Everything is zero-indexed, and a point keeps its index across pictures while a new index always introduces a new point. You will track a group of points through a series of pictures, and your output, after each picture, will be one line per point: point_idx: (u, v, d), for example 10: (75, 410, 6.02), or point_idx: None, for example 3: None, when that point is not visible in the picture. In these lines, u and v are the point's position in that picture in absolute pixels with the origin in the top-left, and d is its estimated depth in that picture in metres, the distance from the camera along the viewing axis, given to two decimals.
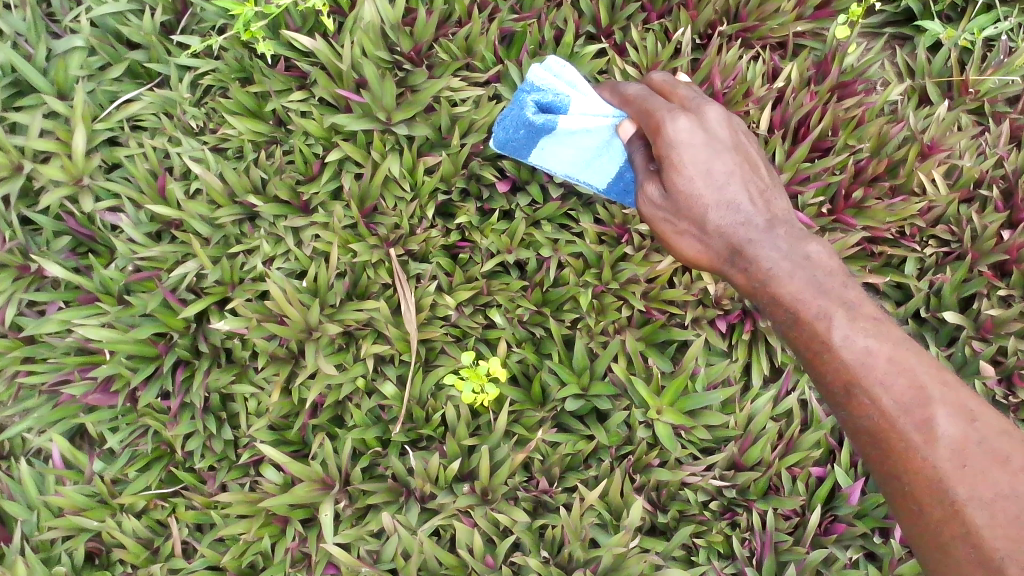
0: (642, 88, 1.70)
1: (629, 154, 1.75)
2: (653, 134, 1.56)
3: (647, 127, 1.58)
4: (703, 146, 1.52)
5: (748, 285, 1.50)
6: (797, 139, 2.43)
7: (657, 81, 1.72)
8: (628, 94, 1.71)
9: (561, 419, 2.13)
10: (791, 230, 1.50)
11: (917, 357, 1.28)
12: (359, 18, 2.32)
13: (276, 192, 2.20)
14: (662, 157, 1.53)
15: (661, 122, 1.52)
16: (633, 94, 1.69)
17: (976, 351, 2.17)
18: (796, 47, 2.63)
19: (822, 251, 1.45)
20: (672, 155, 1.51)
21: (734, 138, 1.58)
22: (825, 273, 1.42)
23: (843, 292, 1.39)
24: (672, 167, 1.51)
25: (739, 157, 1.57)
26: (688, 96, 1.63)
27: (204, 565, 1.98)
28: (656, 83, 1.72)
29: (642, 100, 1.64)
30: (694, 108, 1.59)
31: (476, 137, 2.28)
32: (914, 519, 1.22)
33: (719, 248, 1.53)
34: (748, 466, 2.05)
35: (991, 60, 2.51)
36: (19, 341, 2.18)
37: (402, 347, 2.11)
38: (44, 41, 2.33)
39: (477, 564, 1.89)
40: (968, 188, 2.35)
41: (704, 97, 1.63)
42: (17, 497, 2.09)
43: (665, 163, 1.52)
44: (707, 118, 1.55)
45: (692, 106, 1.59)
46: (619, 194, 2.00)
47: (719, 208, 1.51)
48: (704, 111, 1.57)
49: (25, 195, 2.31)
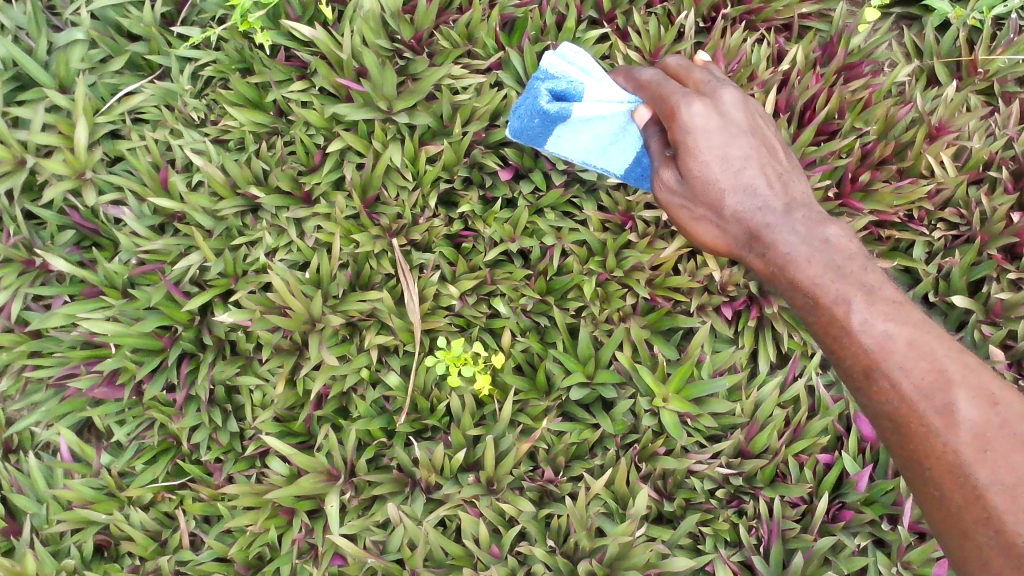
0: (656, 72, 1.68)
1: (645, 140, 1.74)
2: (668, 119, 1.56)
3: (662, 113, 1.58)
4: (718, 131, 1.51)
5: (766, 270, 1.48)
6: (803, 123, 2.40)
7: (672, 64, 1.70)
8: (643, 79, 1.70)
9: (566, 408, 2.11)
10: (809, 214, 1.47)
11: (938, 339, 1.26)
12: (359, 6, 2.29)
13: (278, 183, 2.19)
14: (679, 143, 1.52)
15: (677, 108, 1.52)
16: (648, 79, 1.67)
17: (986, 336, 2.14)
18: (802, 29, 2.59)
19: (841, 234, 1.43)
20: (688, 141, 1.50)
21: (750, 121, 1.56)
22: (843, 255, 1.39)
23: (862, 275, 1.36)
24: (688, 153, 1.50)
25: (756, 141, 1.55)
26: (703, 79, 1.61)
27: (212, 557, 2.00)
28: (670, 66, 1.70)
29: (657, 85, 1.63)
30: (709, 93, 1.57)
31: (478, 125, 2.26)
32: (935, 505, 1.20)
33: (737, 233, 1.51)
34: (755, 453, 2.04)
35: (1001, 39, 2.47)
36: (26, 336, 2.19)
37: (406, 337, 2.10)
38: (45, 35, 2.32)
39: (482, 554, 1.88)
40: (978, 170, 2.31)
41: (720, 79, 1.61)
42: (26, 490, 2.10)
43: (681, 148, 1.51)
44: (723, 102, 1.54)
45: (708, 90, 1.58)
46: (638, 179, 1.95)
47: (736, 193, 1.49)
48: (718, 96, 1.56)
49: (29, 189, 2.31)
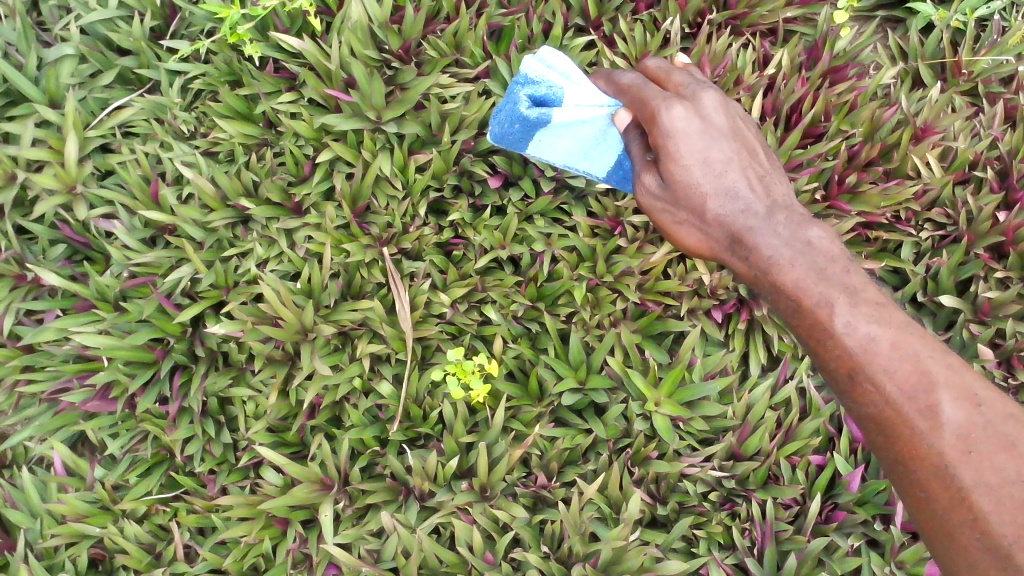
0: (637, 76, 1.70)
1: (624, 143, 1.73)
2: (649, 122, 1.56)
3: (643, 116, 1.59)
4: (699, 134, 1.51)
5: (750, 273, 1.50)
6: (790, 126, 2.41)
7: (653, 67, 1.72)
8: (623, 84, 1.72)
9: (558, 414, 2.12)
10: (791, 215, 1.49)
11: (920, 340, 1.27)
12: (347, 18, 2.31)
13: (268, 194, 2.20)
14: (661, 147, 1.52)
15: (658, 112, 1.52)
16: (629, 83, 1.69)
17: (975, 335, 2.16)
18: (787, 33, 2.61)
19: (823, 236, 1.45)
20: (669, 144, 1.50)
21: (732, 123, 1.57)
22: (825, 257, 1.41)
23: (844, 277, 1.38)
24: (669, 157, 1.51)
25: (737, 143, 1.56)
26: (684, 81, 1.63)
27: (206, 568, 2.00)
28: (651, 70, 1.72)
29: (637, 90, 1.65)
30: (690, 96, 1.59)
31: (467, 133, 2.26)
32: (921, 506, 1.21)
33: (720, 236, 1.53)
34: (747, 456, 2.05)
35: (984, 40, 2.50)
36: (18, 350, 2.19)
37: (398, 346, 2.11)
38: (34, 50, 2.33)
39: (476, 561, 1.89)
40: (963, 170, 2.33)
41: (702, 82, 1.62)
42: (20, 505, 2.10)
43: (662, 152, 1.52)
44: (705, 103, 1.55)
45: (688, 93, 1.59)
46: (620, 182, 1.94)
47: (719, 197, 1.50)
48: (700, 99, 1.57)
49: (20, 204, 2.31)
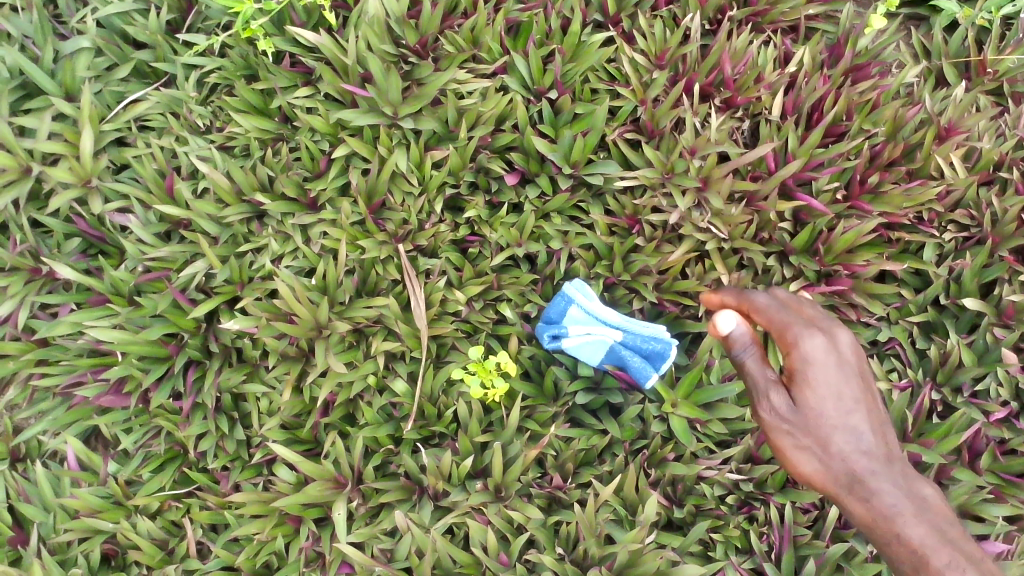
0: (769, 298, 1.66)
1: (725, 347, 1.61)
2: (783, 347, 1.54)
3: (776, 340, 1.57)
4: (835, 369, 1.51)
5: (869, 518, 1.46)
6: (811, 125, 2.37)
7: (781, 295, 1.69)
8: (751, 303, 1.67)
9: (574, 414, 2.10)
10: (907, 467, 1.48)
11: (978, 573, 1.31)
12: (364, 12, 2.29)
13: (283, 189, 2.19)
14: (796, 371, 1.52)
15: (797, 339, 1.53)
16: (761, 304, 1.65)
17: (998, 339, 2.12)
18: (808, 30, 2.57)
19: (936, 495, 1.45)
20: (806, 371, 1.51)
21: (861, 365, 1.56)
22: (944, 518, 1.41)
23: (968, 546, 1.37)
24: (805, 384, 1.50)
25: (864, 383, 1.54)
26: (816, 315, 1.63)
27: (219, 565, 1.99)
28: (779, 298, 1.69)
29: (772, 312, 1.61)
30: (825, 328, 1.58)
31: (484, 130, 2.24)
32: None
33: (839, 472, 1.47)
34: (766, 459, 2.00)
35: (1010, 38, 2.45)
36: (33, 344, 2.19)
37: (413, 344, 2.09)
38: (51, 43, 2.32)
39: (491, 562, 1.88)
40: (988, 170, 2.29)
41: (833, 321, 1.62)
42: (34, 499, 2.10)
43: (797, 376, 1.52)
44: (842, 342, 1.54)
45: (824, 325, 1.59)
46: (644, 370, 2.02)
47: (844, 431, 1.48)
48: (835, 333, 1.57)
49: (35, 198, 2.31)
